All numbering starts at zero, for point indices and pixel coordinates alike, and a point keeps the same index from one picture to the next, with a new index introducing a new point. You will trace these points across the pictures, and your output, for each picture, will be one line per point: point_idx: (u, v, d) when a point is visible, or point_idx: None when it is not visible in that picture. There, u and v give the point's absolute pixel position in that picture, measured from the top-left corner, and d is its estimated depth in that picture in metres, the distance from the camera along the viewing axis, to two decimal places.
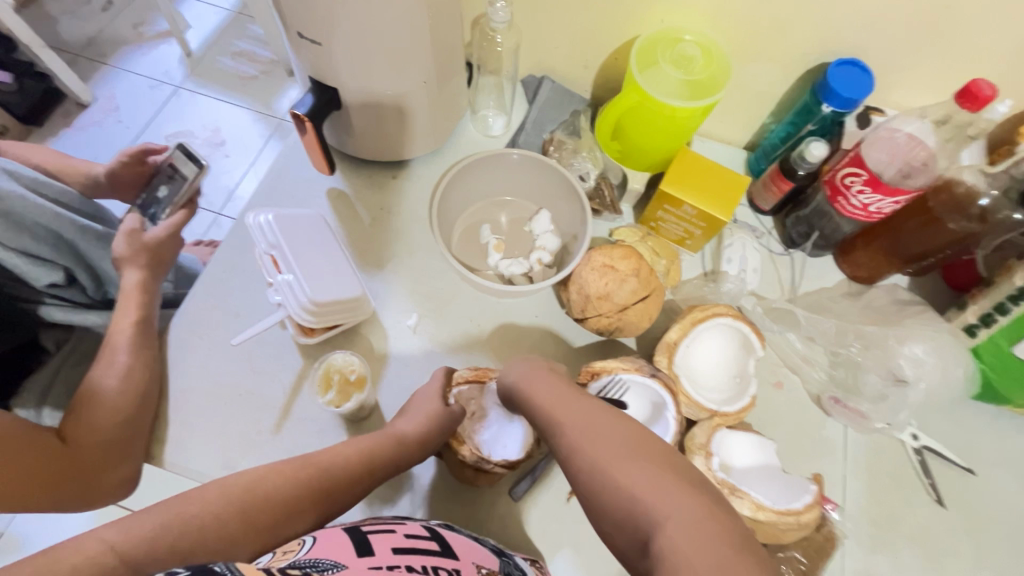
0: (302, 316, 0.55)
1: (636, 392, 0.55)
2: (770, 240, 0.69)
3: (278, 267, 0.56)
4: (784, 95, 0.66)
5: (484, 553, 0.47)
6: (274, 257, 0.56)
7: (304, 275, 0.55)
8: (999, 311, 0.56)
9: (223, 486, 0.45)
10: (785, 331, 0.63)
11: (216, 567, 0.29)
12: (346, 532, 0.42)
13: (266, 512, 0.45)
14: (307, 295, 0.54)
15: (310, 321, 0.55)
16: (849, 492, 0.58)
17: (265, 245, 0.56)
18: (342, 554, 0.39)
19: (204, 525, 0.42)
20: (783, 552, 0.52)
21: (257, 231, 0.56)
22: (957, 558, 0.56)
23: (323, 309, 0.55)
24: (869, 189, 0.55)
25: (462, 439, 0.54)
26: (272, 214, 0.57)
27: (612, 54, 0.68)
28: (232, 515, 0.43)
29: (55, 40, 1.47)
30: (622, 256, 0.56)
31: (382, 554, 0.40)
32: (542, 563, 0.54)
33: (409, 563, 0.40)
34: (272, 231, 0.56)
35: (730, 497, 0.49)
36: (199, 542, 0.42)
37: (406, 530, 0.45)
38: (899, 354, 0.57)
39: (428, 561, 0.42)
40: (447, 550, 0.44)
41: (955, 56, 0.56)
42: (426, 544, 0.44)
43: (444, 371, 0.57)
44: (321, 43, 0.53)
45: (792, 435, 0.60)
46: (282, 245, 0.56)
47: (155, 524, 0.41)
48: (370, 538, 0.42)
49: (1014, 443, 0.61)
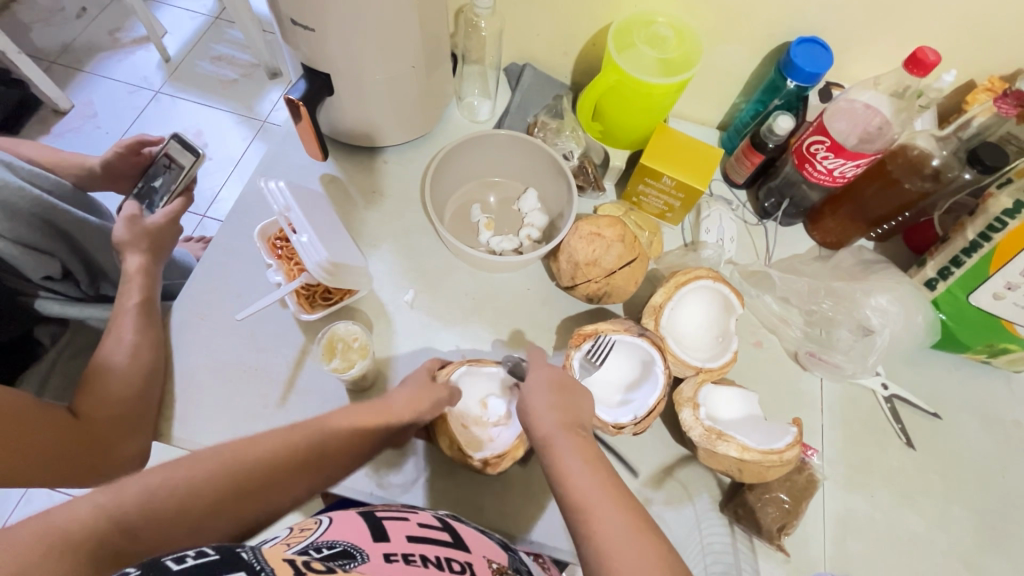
0: (317, 273, 0.55)
1: (625, 350, 0.58)
2: (744, 212, 0.73)
3: (294, 230, 0.58)
4: (751, 75, 0.70)
5: (492, 547, 0.46)
6: (291, 220, 0.58)
7: (318, 237, 0.57)
8: (954, 264, 0.61)
9: (214, 450, 0.44)
10: (762, 294, 0.67)
11: (243, 555, 0.30)
12: (360, 517, 0.42)
13: (255, 474, 0.44)
14: (322, 254, 0.55)
15: (326, 279, 0.55)
16: (827, 439, 0.62)
17: (279, 209, 0.58)
18: (359, 538, 0.39)
19: (193, 490, 0.41)
20: (769, 494, 0.55)
21: (270, 195, 0.58)
22: (928, 494, 0.60)
23: (336, 269, 0.56)
24: (832, 155, 0.59)
25: (501, 454, 0.53)
26: (283, 182, 0.59)
27: (591, 39, 0.72)
28: (223, 476, 0.43)
29: (29, 48, 1.46)
30: (607, 224, 0.59)
31: (396, 540, 0.40)
32: (545, 559, 0.55)
33: (423, 552, 0.40)
34: (285, 196, 0.58)
35: (718, 441, 0.53)
36: (190, 503, 0.41)
37: (418, 519, 0.44)
38: (866, 305, 0.61)
39: (442, 551, 0.41)
40: (458, 541, 0.43)
41: (906, 32, 0.61)
42: (438, 535, 0.43)
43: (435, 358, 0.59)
44: (314, 29, 0.55)
45: (773, 389, 0.64)
46: (296, 208, 0.58)
47: (143, 488, 0.39)
48: (384, 524, 0.42)
49: (975, 388, 0.66)
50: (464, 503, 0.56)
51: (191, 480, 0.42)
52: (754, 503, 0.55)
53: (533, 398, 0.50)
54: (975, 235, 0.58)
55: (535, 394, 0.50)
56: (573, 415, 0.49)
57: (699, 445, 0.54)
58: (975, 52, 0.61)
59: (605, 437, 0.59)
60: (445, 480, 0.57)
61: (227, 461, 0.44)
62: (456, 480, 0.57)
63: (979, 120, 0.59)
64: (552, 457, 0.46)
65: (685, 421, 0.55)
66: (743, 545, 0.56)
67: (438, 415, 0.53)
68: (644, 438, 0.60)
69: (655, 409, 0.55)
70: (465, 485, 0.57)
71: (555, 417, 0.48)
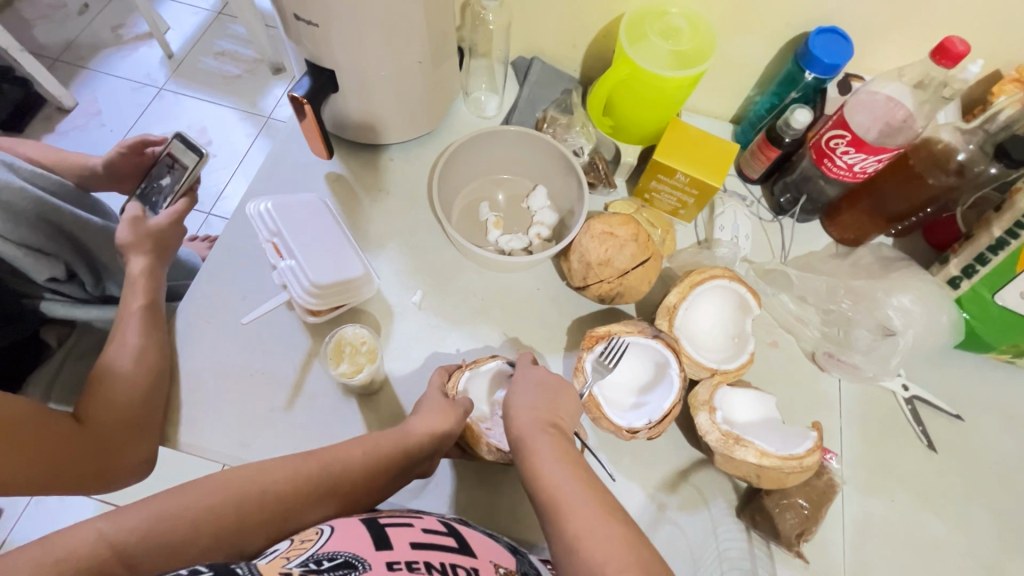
0: (305, 300, 0.57)
1: (637, 353, 0.57)
2: (759, 208, 0.72)
3: (281, 254, 0.58)
4: (767, 67, 0.68)
5: (500, 551, 0.44)
6: (277, 243, 0.58)
7: (305, 259, 0.57)
8: (978, 262, 0.59)
9: (221, 478, 0.45)
10: (778, 293, 0.65)
11: (239, 570, 0.29)
12: (363, 524, 0.41)
13: (260, 506, 0.45)
14: (307, 279, 0.56)
15: (316, 303, 0.57)
16: (845, 442, 0.60)
17: (267, 232, 0.59)
18: (359, 547, 0.37)
19: (198, 518, 0.42)
20: (787, 499, 0.53)
21: (258, 219, 0.59)
22: (949, 497, 0.59)
23: (324, 291, 0.57)
24: (853, 150, 0.57)
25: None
26: (270, 202, 0.59)
27: (601, 31, 0.70)
28: (227, 506, 0.43)
29: (32, 45, 1.45)
30: (620, 222, 0.58)
31: (400, 548, 0.38)
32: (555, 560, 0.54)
33: (427, 559, 0.38)
34: (272, 218, 0.58)
35: (736, 447, 0.51)
36: (194, 533, 0.42)
37: (423, 525, 0.42)
38: (887, 305, 0.60)
39: (448, 557, 0.39)
40: (465, 547, 0.42)
41: (932, 19, 0.58)
42: (443, 540, 0.42)
43: (440, 369, 0.57)
44: (317, 24, 0.53)
45: (789, 391, 0.62)
46: (282, 231, 0.58)
47: (148, 517, 0.40)
48: (388, 531, 0.40)
49: (998, 389, 0.64)
50: (476, 509, 0.55)
51: (194, 509, 0.42)
52: (772, 509, 0.53)
53: (518, 396, 0.50)
54: (1001, 233, 0.56)
55: (526, 392, 0.50)
56: (559, 420, 0.48)
57: (716, 450, 0.52)
58: (1004, 40, 0.58)
59: (618, 441, 0.58)
60: (454, 485, 0.56)
61: (230, 490, 0.44)
62: (466, 484, 0.56)
63: (1007, 112, 0.56)
64: (528, 460, 0.44)
65: (701, 425, 0.54)
66: (760, 551, 0.54)
67: (463, 425, 0.53)
68: (657, 442, 0.58)
69: (670, 413, 0.53)
70: (476, 490, 0.56)
71: (543, 426, 0.47)
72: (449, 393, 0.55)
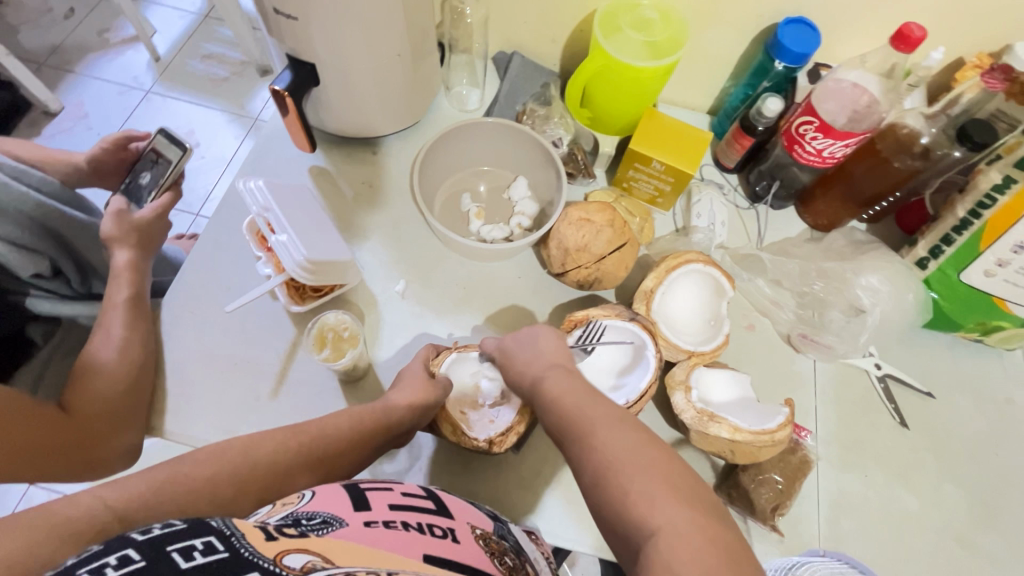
0: (299, 273, 0.55)
1: (616, 334, 0.58)
2: (735, 196, 0.73)
3: (273, 230, 0.57)
4: (739, 60, 0.70)
5: (478, 515, 0.45)
6: (269, 220, 0.57)
7: (298, 234, 0.56)
8: (945, 242, 0.61)
9: (206, 455, 0.45)
10: (754, 278, 0.67)
11: (214, 522, 0.29)
12: (344, 488, 0.41)
13: (247, 478, 0.45)
14: (301, 253, 0.55)
15: (309, 277, 0.56)
16: (820, 420, 0.62)
17: (258, 208, 0.58)
18: (339, 508, 0.38)
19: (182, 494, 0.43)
20: (763, 475, 0.55)
21: (249, 195, 0.58)
22: (920, 471, 0.60)
23: (318, 267, 0.56)
24: (821, 135, 0.59)
25: (503, 431, 0.53)
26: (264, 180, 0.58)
27: (578, 26, 0.71)
28: (218, 479, 0.44)
29: (17, 50, 1.45)
30: (597, 210, 0.60)
31: (378, 509, 0.39)
32: (538, 532, 0.54)
33: (405, 518, 0.39)
34: (264, 195, 0.57)
35: (710, 423, 0.53)
36: (192, 501, 0.42)
37: (402, 489, 0.43)
38: (856, 285, 0.61)
39: (425, 518, 0.40)
40: (442, 509, 0.43)
41: (896, 10, 0.60)
42: (422, 503, 0.42)
43: (430, 346, 0.59)
44: (297, 18, 0.54)
45: (766, 372, 0.64)
46: (274, 207, 0.57)
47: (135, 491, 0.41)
48: (367, 494, 0.40)
49: (968, 366, 0.66)
50: (458, 492, 0.56)
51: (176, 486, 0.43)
52: (748, 485, 0.54)
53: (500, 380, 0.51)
54: (965, 213, 0.58)
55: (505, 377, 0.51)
56: None
57: (691, 428, 0.54)
58: (965, 29, 0.60)
59: None
60: (435, 469, 0.56)
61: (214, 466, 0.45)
62: (448, 467, 0.57)
63: (966, 96, 0.58)
64: None
65: (678, 404, 0.55)
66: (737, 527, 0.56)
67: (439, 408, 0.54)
68: None
69: (646, 393, 0.54)
70: (457, 473, 0.56)
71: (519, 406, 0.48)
72: (432, 370, 0.56)
